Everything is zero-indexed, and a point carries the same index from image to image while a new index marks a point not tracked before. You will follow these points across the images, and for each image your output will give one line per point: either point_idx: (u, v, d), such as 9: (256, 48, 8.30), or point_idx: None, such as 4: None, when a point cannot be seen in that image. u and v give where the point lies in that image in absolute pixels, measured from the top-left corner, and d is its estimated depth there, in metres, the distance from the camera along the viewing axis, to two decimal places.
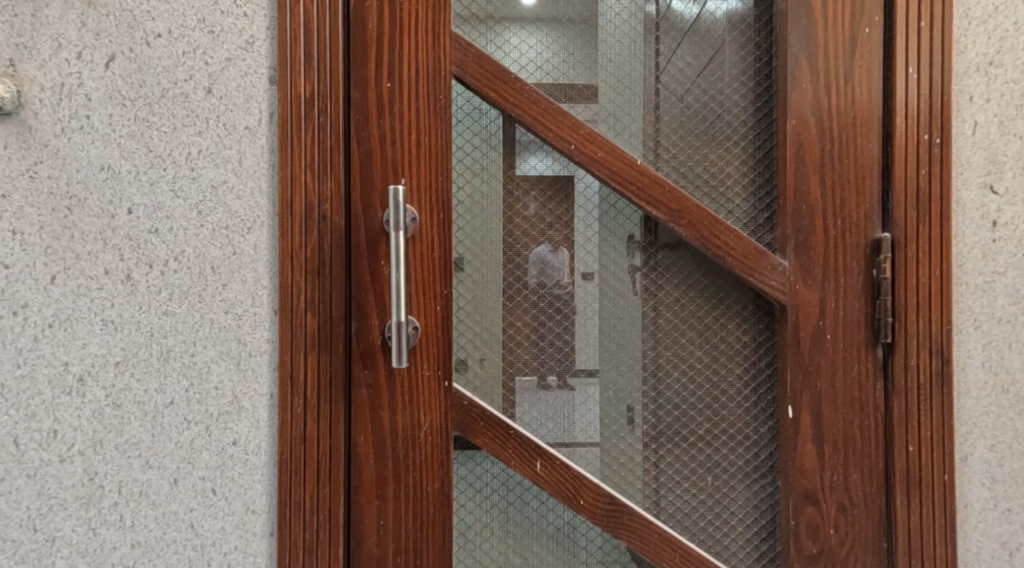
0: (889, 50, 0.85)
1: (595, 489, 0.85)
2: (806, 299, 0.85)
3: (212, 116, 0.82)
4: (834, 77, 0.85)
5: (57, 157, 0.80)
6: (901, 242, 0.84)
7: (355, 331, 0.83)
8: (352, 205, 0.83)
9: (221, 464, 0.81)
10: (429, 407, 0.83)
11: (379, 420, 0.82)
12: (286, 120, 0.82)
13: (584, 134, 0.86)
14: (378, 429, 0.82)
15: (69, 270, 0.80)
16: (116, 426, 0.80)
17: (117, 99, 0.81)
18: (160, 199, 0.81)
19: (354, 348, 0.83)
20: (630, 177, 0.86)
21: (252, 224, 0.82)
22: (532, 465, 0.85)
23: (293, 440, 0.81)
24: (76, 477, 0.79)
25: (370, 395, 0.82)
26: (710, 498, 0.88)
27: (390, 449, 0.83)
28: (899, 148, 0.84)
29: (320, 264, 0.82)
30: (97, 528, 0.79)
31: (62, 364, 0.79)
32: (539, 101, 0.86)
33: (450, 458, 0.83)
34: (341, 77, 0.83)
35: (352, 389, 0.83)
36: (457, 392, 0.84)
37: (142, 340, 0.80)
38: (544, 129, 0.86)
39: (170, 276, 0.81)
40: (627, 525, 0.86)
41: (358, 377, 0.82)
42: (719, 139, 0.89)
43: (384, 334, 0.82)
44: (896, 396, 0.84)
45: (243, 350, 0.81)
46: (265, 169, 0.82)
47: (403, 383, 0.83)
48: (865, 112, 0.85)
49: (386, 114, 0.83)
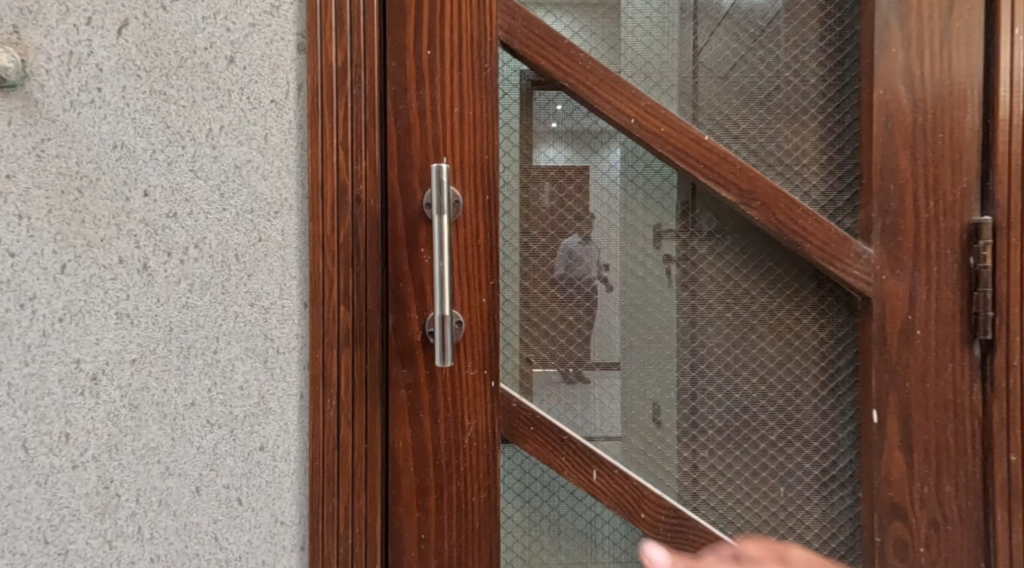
0: (992, 10, 0.76)
1: (657, 502, 0.78)
2: (893, 289, 0.76)
3: (234, 88, 0.74)
4: (928, 40, 0.76)
5: (66, 133, 0.72)
6: (1003, 227, 0.75)
7: (392, 325, 0.75)
8: (389, 186, 0.75)
9: (247, 472, 0.74)
10: (473, 409, 0.76)
11: (419, 422, 0.76)
12: (315, 92, 0.74)
13: (645, 106, 0.77)
14: (419, 433, 0.76)
15: (81, 258, 0.72)
16: (133, 430, 0.73)
17: (131, 69, 0.73)
18: (178, 180, 0.74)
19: (392, 344, 0.76)
20: (696, 155, 0.77)
21: (279, 207, 0.74)
22: (587, 474, 0.78)
23: (326, 444, 0.74)
24: (90, 485, 0.72)
25: (409, 395, 0.75)
26: (782, 510, 0.80)
27: (431, 455, 0.76)
28: (1002, 120, 0.75)
29: (354, 252, 0.74)
30: (113, 541, 0.73)
31: (74, 361, 0.72)
32: (595, 69, 0.77)
33: (497, 466, 0.76)
34: (376, 45, 0.75)
35: (390, 388, 0.76)
36: (505, 392, 0.77)
37: (160, 336, 0.73)
38: (600, 101, 0.77)
39: (190, 265, 0.74)
40: (693, 542, 0.78)
41: (396, 375, 0.75)
42: (794, 112, 0.80)
43: (425, 329, 0.75)
44: (997, 399, 0.75)
45: (270, 347, 0.74)
46: (292, 146, 0.74)
47: (446, 382, 0.75)
48: (963, 79, 0.76)
49: (425, 86, 0.75)
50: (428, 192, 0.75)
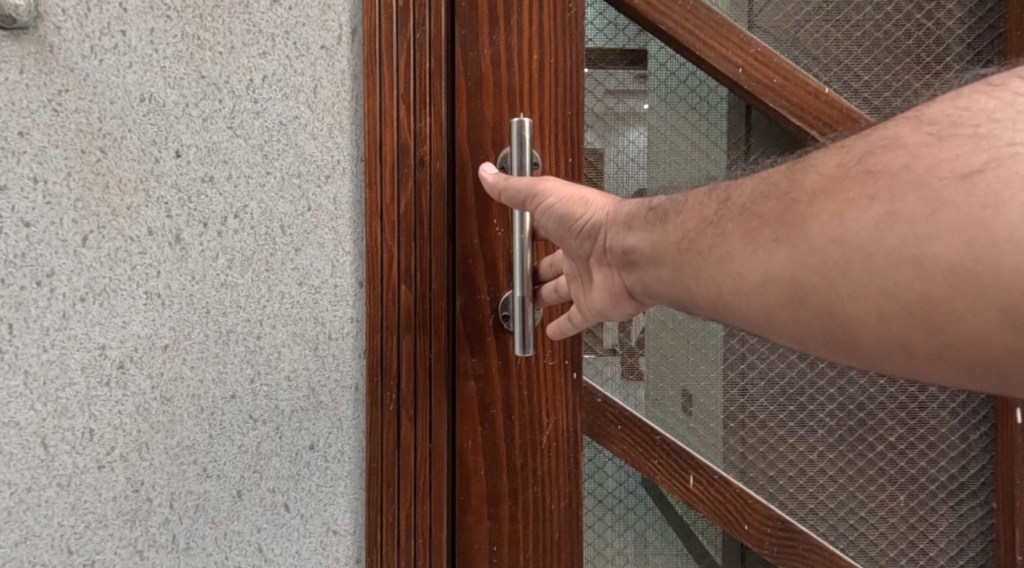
0: None
1: (760, 512, 0.73)
2: None
3: (279, 31, 0.64)
4: None
5: (86, 83, 0.62)
6: None
7: (460, 307, 0.67)
8: (457, 150, 0.67)
9: (295, 474, 0.65)
10: (553, 402, 0.69)
11: (491, 417, 0.68)
12: (373, 37, 0.64)
13: (754, 53, 0.72)
14: (490, 429, 0.68)
15: (105, 229, 0.63)
16: (165, 426, 0.64)
17: (160, 9, 0.63)
18: (216, 139, 0.64)
19: (459, 329, 0.67)
20: (814, 110, 0.74)
21: (331, 171, 0.65)
22: (682, 480, 0.72)
23: (385, 444, 0.65)
24: (118, 488, 0.63)
25: (480, 387, 0.67)
26: (900, 519, 0.76)
27: (504, 455, 0.68)
28: None
29: (417, 224, 0.65)
30: (145, 551, 0.64)
31: (99, 347, 0.63)
32: (702, 13, 0.71)
33: (579, 469, 0.69)
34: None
35: (457, 380, 0.67)
36: (586, 385, 0.70)
37: (195, 319, 0.64)
38: (708, 50, 0.72)
39: (229, 238, 0.64)
40: (801, 556, 0.74)
41: (465, 365, 0.67)
42: (926, 61, 0.76)
43: (498, 311, 0.67)
44: None
45: (322, 332, 0.65)
46: (345, 101, 0.65)
47: (522, 374, 0.68)
48: None
49: (500, 34, 0.67)
50: (503, 154, 0.67)
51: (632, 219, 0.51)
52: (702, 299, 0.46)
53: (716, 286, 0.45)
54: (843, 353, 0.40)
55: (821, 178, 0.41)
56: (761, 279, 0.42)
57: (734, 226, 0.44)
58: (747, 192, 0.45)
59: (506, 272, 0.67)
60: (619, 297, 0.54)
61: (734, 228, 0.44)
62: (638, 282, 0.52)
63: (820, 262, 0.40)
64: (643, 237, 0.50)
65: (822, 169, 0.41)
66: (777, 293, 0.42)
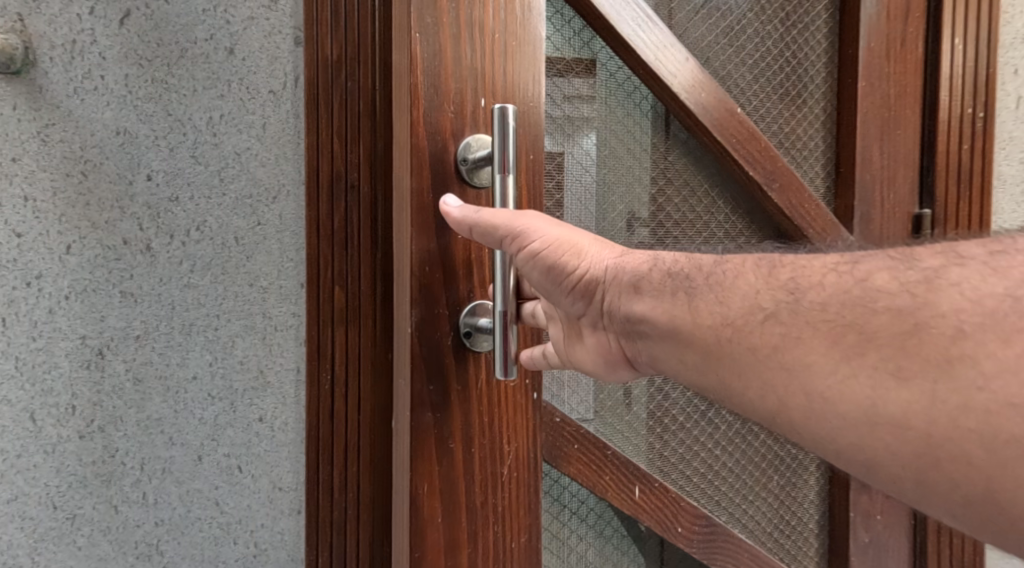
0: (939, 23, 0.96)
1: (692, 514, 0.89)
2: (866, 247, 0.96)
3: (234, 78, 0.78)
4: (897, 46, 0.95)
5: (70, 119, 0.75)
6: (940, 200, 0.97)
7: (417, 329, 0.70)
8: (442, 177, 0.70)
9: (247, 442, 0.79)
10: (514, 424, 0.74)
11: (447, 447, 0.72)
12: (312, 84, 0.78)
13: (688, 68, 0.85)
14: (448, 460, 0.72)
15: (86, 239, 0.76)
16: (137, 402, 0.77)
17: (133, 58, 0.76)
18: (180, 165, 0.78)
19: (417, 352, 0.70)
20: (729, 126, 0.88)
21: (277, 193, 0.79)
22: (632, 493, 0.86)
23: (319, 419, 0.78)
24: (96, 453, 0.77)
25: (436, 418, 0.71)
26: (773, 497, 0.97)
27: (463, 484, 0.72)
28: (946, 115, 0.96)
29: (347, 237, 0.78)
30: (119, 505, 0.77)
31: (80, 337, 0.76)
32: (649, 22, 0.82)
33: (536, 498, 0.76)
34: (450, 23, 0.69)
35: (414, 411, 0.70)
36: (546, 407, 0.78)
37: (163, 313, 0.77)
38: (652, 56, 0.82)
39: (192, 247, 0.78)
40: (722, 546, 0.92)
41: (421, 394, 0.70)
42: (793, 95, 0.94)
43: (458, 330, 0.71)
44: None
45: (268, 325, 0.79)
46: (289, 136, 0.79)
47: (483, 399, 0.73)
48: (913, 77, 0.97)
49: (495, 77, 0.71)
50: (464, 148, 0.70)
51: (640, 281, 0.59)
52: (760, 405, 0.50)
53: (814, 404, 0.47)
54: (940, 505, 0.43)
55: (975, 314, 0.42)
56: (777, 358, 0.49)
57: (826, 340, 0.47)
58: (833, 294, 0.48)
59: (463, 282, 0.71)
60: (615, 359, 0.64)
61: (828, 346, 0.47)
62: (642, 347, 0.60)
63: (964, 419, 0.41)
64: (651, 307, 0.57)
65: (968, 293, 0.43)
66: (890, 433, 0.44)
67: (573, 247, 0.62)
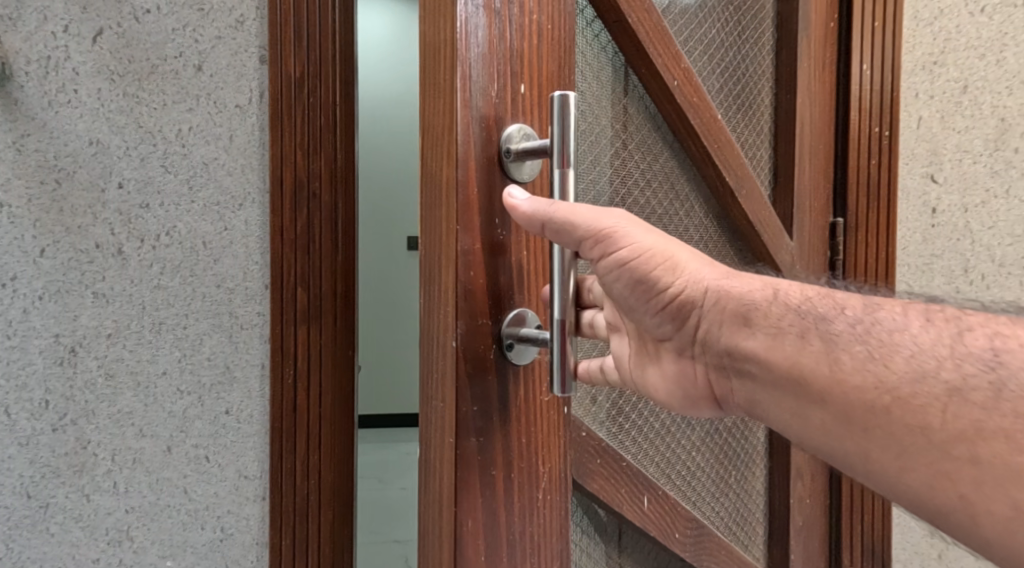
0: (849, 49, 1.07)
1: (684, 518, 0.90)
2: (800, 250, 1.05)
3: (202, 93, 0.84)
4: (819, 67, 1.05)
5: (44, 130, 0.80)
6: (852, 209, 1.08)
7: (462, 346, 0.63)
8: (490, 185, 0.64)
9: (214, 433, 0.85)
10: (547, 444, 0.70)
11: (490, 476, 0.65)
12: (277, 99, 0.84)
13: (682, 70, 0.88)
14: (491, 490, 0.65)
15: (59, 243, 0.81)
16: (109, 396, 0.82)
17: (105, 74, 0.81)
18: (150, 174, 0.83)
19: (462, 371, 0.63)
20: (710, 128, 0.92)
21: (243, 201, 0.85)
22: (639, 502, 0.84)
23: (283, 408, 0.85)
24: (69, 445, 0.81)
25: (480, 443, 0.64)
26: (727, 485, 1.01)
27: (504, 517, 0.66)
28: (855, 133, 1.07)
29: (309, 241, 0.85)
30: (90, 495, 0.82)
31: (53, 335, 0.81)
32: (653, 17, 0.83)
33: (568, 524, 0.72)
34: (497, 26, 0.64)
35: (458, 436, 0.63)
36: (574, 422, 0.75)
37: (134, 313, 0.82)
38: (654, 50, 0.83)
39: (161, 251, 0.83)
40: (707, 545, 0.94)
41: (466, 419, 0.63)
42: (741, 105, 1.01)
43: (501, 343, 0.65)
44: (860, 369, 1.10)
45: (234, 323, 0.85)
46: (254, 147, 0.85)
47: (523, 421, 0.68)
48: (829, 97, 1.07)
49: (531, 82, 0.67)
50: (509, 139, 0.65)
51: (751, 313, 0.59)
52: (883, 461, 0.53)
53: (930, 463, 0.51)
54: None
55: None
56: (953, 439, 0.50)
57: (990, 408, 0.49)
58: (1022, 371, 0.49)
59: (503, 293, 0.66)
60: (699, 397, 0.65)
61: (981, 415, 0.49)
62: (744, 386, 0.61)
63: None
64: (763, 344, 0.58)
65: None
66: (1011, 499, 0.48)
67: (669, 264, 0.61)
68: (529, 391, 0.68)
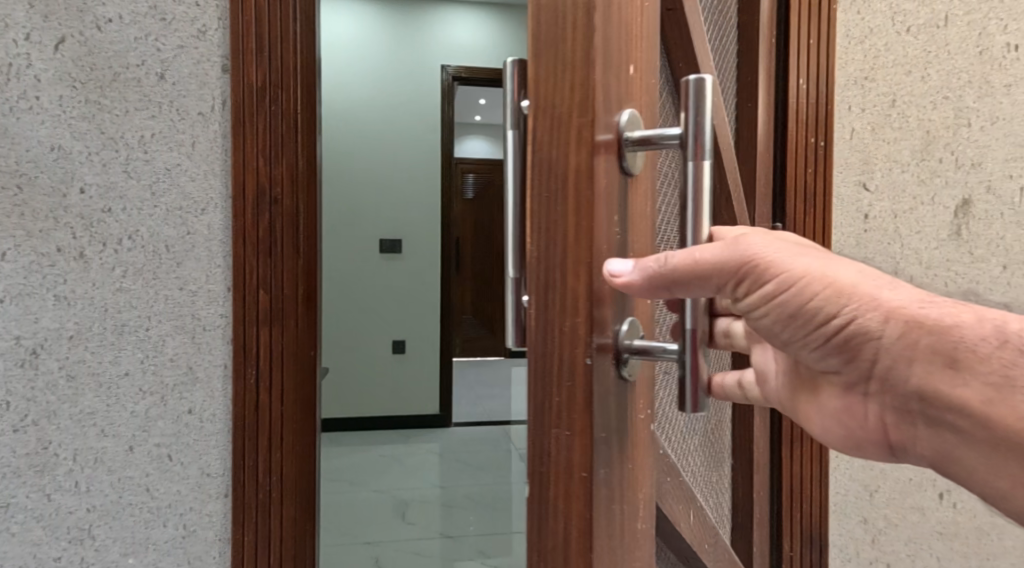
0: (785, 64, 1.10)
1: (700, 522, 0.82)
2: None
3: (165, 100, 0.86)
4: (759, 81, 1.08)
5: (6, 137, 0.82)
6: (790, 217, 1.11)
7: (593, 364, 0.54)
8: (611, 181, 0.55)
9: (177, 432, 0.86)
10: (645, 463, 0.60)
11: (611, 510, 0.56)
12: (239, 107, 0.87)
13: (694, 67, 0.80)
14: (611, 525, 0.56)
15: (21, 247, 0.82)
16: (70, 397, 0.84)
17: (67, 81, 0.83)
18: (113, 179, 0.85)
19: (587, 393, 0.54)
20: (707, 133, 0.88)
21: (206, 206, 0.87)
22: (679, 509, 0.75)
23: (246, 407, 0.87)
24: (30, 445, 0.83)
25: (606, 472, 0.55)
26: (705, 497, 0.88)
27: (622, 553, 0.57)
28: (791, 145, 1.10)
29: (271, 244, 0.88)
30: (52, 494, 0.84)
31: (15, 338, 0.83)
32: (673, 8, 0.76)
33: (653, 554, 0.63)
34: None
35: (591, 464, 0.54)
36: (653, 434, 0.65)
37: (96, 315, 0.84)
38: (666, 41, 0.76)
39: (124, 254, 0.85)
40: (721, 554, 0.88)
41: (598, 446, 0.54)
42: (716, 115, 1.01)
43: (619, 360, 0.56)
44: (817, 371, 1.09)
45: (198, 325, 0.87)
46: (217, 153, 0.87)
47: (635, 444, 0.59)
48: (767, 110, 1.10)
49: (635, 65, 0.58)
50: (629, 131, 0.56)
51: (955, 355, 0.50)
52: None
53: None
54: None
55: None
56: None
57: None
58: None
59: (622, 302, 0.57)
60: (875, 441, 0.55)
61: None
62: (929, 437, 0.52)
63: None
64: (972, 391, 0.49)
65: None
66: None
67: (860, 285, 0.52)
68: (638, 408, 0.59)
